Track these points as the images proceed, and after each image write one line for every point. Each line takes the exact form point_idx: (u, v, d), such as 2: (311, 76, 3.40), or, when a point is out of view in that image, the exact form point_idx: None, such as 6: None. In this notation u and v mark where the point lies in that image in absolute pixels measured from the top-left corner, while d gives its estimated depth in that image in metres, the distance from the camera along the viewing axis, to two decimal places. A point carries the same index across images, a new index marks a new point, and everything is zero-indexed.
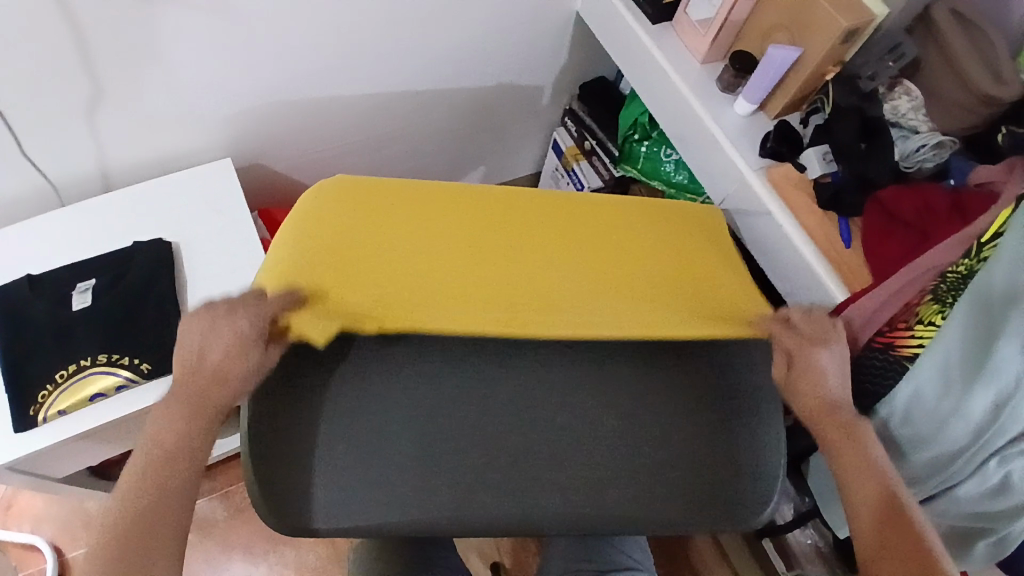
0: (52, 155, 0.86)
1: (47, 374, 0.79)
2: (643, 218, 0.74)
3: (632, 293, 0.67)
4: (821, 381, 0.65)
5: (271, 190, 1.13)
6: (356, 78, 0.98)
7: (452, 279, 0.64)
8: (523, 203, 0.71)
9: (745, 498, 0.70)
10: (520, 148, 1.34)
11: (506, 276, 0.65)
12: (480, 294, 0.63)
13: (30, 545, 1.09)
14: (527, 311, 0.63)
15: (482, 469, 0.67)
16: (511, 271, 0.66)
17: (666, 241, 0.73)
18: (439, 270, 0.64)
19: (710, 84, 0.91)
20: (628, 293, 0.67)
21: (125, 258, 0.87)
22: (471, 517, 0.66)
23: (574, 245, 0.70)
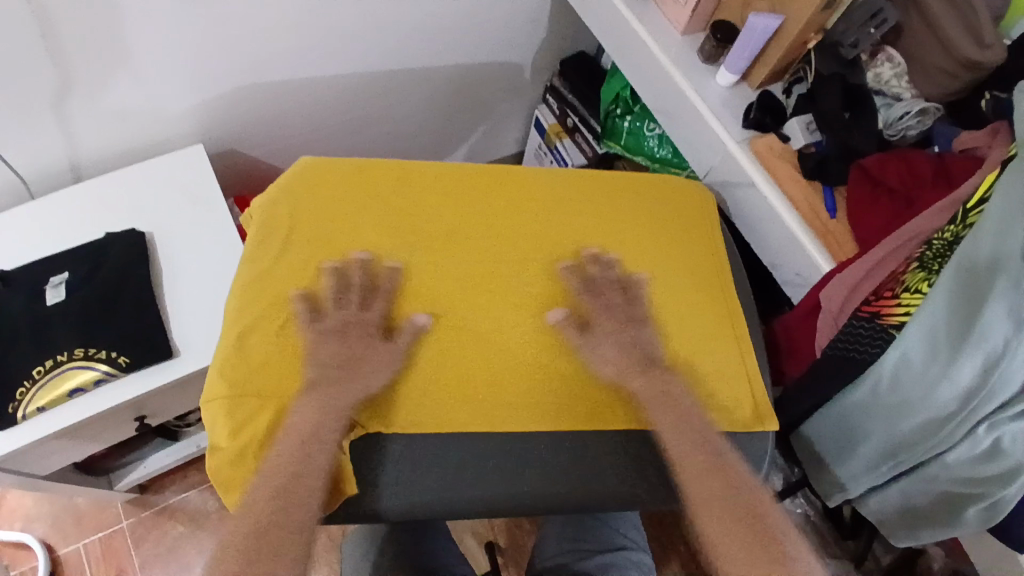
0: (21, 147, 0.83)
1: (23, 372, 0.77)
2: (617, 274, 0.78)
3: (584, 375, 0.73)
4: None
5: (247, 176, 1.10)
6: (330, 59, 0.96)
7: (421, 365, 0.70)
8: (487, 280, 0.75)
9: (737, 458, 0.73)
10: (502, 128, 1.32)
11: (464, 362, 0.71)
12: (442, 385, 0.70)
13: (21, 545, 1.08)
14: (485, 399, 0.70)
15: (481, 451, 0.70)
16: (475, 353, 0.72)
17: (639, 300, 0.77)
18: (406, 358, 0.70)
19: (691, 55, 0.90)
20: (586, 368, 0.73)
21: (99, 249, 0.85)
22: (463, 499, 0.68)
23: (539, 320, 0.74)
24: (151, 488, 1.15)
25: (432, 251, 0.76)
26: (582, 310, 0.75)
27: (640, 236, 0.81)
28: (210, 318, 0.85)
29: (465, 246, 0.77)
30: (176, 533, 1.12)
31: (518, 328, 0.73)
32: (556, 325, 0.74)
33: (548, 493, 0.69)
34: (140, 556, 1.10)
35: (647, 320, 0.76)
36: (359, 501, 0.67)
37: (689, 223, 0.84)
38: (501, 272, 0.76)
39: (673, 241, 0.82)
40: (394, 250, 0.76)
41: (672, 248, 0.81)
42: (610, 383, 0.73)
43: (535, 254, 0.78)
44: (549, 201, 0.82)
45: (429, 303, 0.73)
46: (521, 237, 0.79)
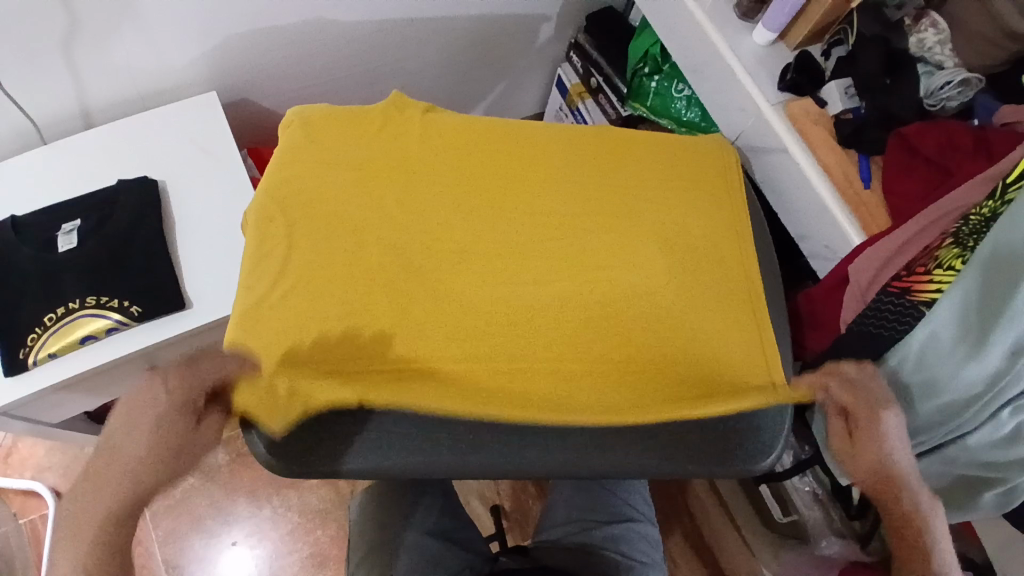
0: (31, 89, 0.80)
1: (35, 317, 0.76)
2: (651, 253, 0.72)
3: (625, 361, 0.66)
4: (883, 446, 0.59)
5: (259, 127, 1.07)
6: (349, 7, 0.93)
7: (448, 348, 0.65)
8: (514, 259, 0.70)
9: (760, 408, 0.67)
10: (522, 86, 1.27)
11: (495, 345, 0.65)
12: (473, 369, 0.64)
13: (33, 490, 1.10)
14: (520, 386, 0.64)
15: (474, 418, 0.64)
16: (507, 335, 0.66)
17: (673, 281, 0.71)
18: (431, 340, 0.65)
19: (727, 10, 0.85)
20: (627, 354, 0.66)
21: (111, 197, 0.83)
22: (459, 463, 0.63)
23: (574, 297, 0.68)
24: None
25: (451, 231, 0.70)
26: (613, 275, 0.70)
27: (667, 211, 0.75)
28: (221, 271, 0.83)
29: (487, 225, 0.71)
30: (187, 484, 1.13)
31: (547, 290, 0.69)
32: (591, 303, 0.68)
33: (554, 460, 0.64)
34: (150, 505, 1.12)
35: (676, 281, 0.71)
36: (357, 462, 0.62)
37: (711, 187, 0.78)
38: (526, 250, 0.71)
39: (702, 218, 0.75)
40: (410, 230, 0.70)
41: (700, 223, 0.75)
42: (650, 375, 0.66)
43: (561, 232, 0.72)
44: (571, 162, 0.77)
45: (453, 284, 0.68)
46: (547, 215, 0.73)
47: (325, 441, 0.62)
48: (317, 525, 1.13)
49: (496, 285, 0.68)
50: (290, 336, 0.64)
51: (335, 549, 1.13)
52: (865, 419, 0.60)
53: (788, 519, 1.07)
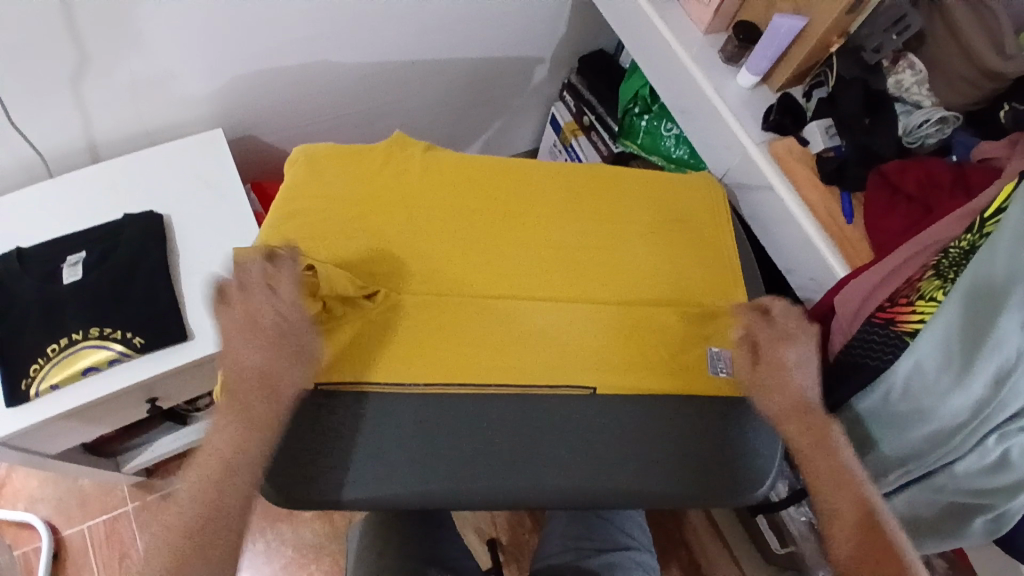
0: (42, 125, 0.84)
1: (39, 348, 0.77)
2: (642, 270, 0.75)
3: (621, 371, 0.69)
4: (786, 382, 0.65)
5: (262, 164, 1.10)
6: (352, 49, 0.97)
7: (452, 359, 0.68)
8: (513, 278, 0.73)
9: (721, 355, 0.71)
10: (518, 124, 1.31)
11: (497, 358, 0.69)
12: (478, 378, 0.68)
13: (26, 523, 1.09)
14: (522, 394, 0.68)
15: (470, 448, 0.66)
16: (509, 350, 0.69)
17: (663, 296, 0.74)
18: (437, 353, 0.68)
19: (712, 54, 0.89)
20: (622, 365, 0.70)
21: (116, 230, 0.85)
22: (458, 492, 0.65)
23: (572, 312, 0.71)
24: (158, 471, 1.15)
25: (451, 253, 0.73)
26: (608, 289, 0.74)
27: (657, 231, 0.78)
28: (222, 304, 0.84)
29: (486, 247, 0.74)
30: None
31: (546, 305, 0.72)
32: (587, 319, 0.71)
33: (548, 489, 0.66)
34: (143, 539, 1.10)
35: (667, 295, 0.74)
36: (356, 490, 0.64)
37: (698, 211, 0.80)
38: (524, 268, 0.74)
39: (689, 237, 0.78)
40: (411, 254, 0.73)
41: (688, 242, 0.78)
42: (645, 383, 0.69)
43: (556, 253, 0.75)
44: (565, 194, 0.79)
45: (456, 302, 0.71)
46: (543, 235, 0.76)
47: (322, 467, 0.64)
48: (310, 559, 1.12)
49: (496, 301, 0.71)
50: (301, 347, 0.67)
51: None
52: (766, 351, 0.66)
53: (785, 549, 1.08)
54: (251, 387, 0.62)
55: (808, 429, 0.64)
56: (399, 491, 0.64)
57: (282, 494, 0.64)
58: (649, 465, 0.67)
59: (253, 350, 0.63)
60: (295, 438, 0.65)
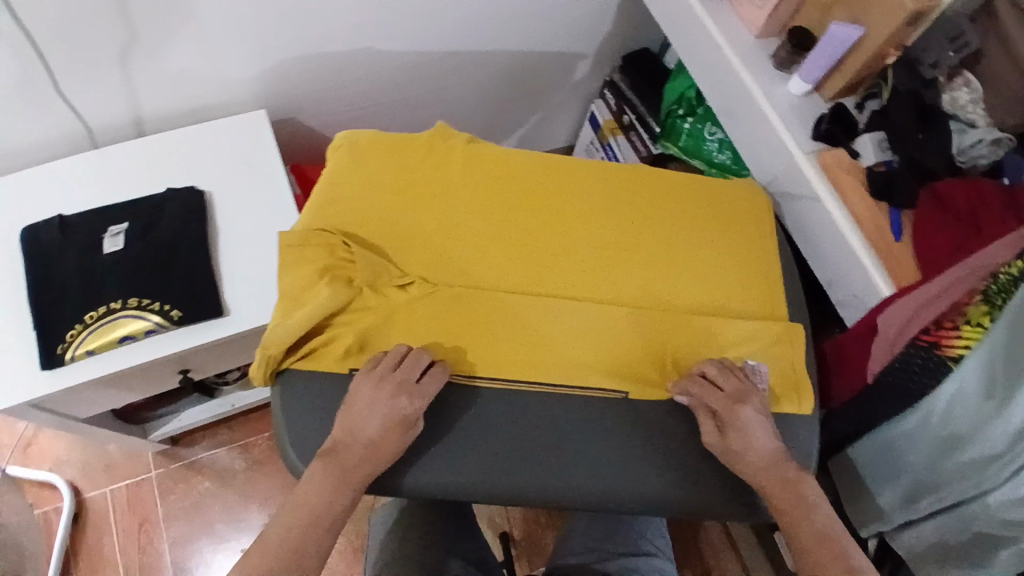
0: (89, 96, 0.84)
1: (77, 315, 0.79)
2: (683, 278, 0.74)
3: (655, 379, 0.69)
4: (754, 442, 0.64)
5: (301, 146, 1.11)
6: (397, 36, 0.96)
7: (486, 356, 0.68)
8: (552, 278, 0.72)
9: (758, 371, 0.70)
10: (556, 119, 1.30)
11: (531, 358, 0.68)
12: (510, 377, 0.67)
13: (51, 484, 1.11)
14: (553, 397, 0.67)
15: (501, 444, 0.65)
16: (543, 351, 0.68)
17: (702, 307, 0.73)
18: (470, 349, 0.68)
19: (764, 59, 0.87)
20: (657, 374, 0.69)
21: (158, 204, 0.86)
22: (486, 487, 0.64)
23: (609, 317, 0.71)
24: (182, 441, 1.16)
25: (491, 249, 0.73)
26: (647, 295, 0.73)
27: (699, 239, 0.77)
28: (260, 282, 0.84)
29: (525, 245, 0.74)
30: (203, 487, 1.14)
31: (584, 307, 0.71)
32: (624, 324, 0.71)
33: (576, 491, 0.65)
34: (165, 506, 1.12)
35: (706, 306, 0.73)
36: (386, 478, 0.64)
37: (742, 221, 0.79)
38: (563, 269, 0.73)
39: (733, 247, 0.77)
40: (451, 247, 0.72)
41: (731, 253, 0.76)
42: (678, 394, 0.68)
43: (596, 255, 0.74)
44: (604, 194, 0.78)
45: (492, 299, 0.70)
46: (583, 237, 0.75)
47: None
48: None
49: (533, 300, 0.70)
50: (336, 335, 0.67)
51: (343, 566, 1.13)
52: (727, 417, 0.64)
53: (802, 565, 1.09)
54: (340, 448, 0.61)
55: (767, 467, 0.63)
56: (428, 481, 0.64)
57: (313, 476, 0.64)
58: (680, 472, 0.66)
59: (369, 415, 0.62)
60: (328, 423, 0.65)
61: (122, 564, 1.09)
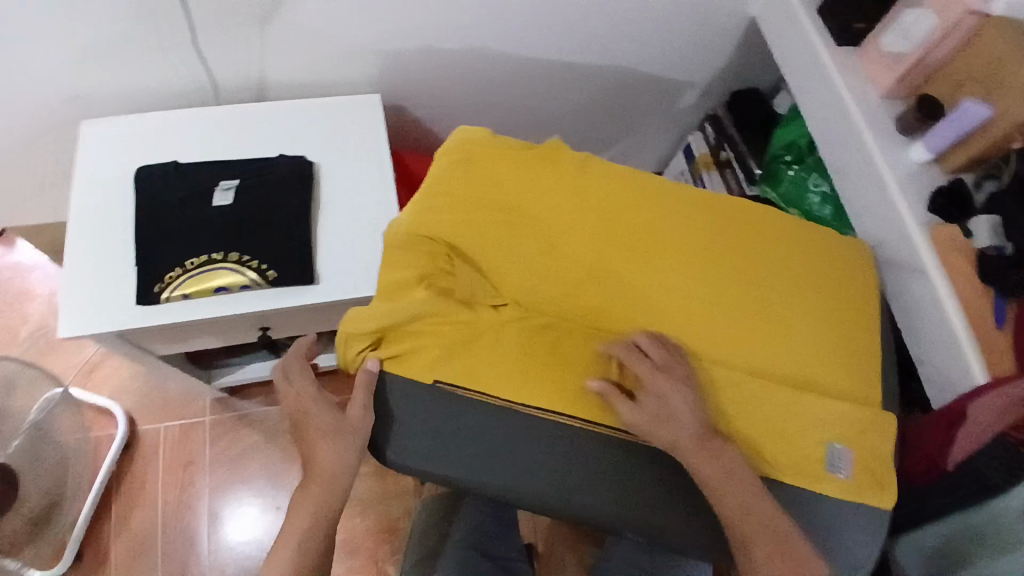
0: (222, 53, 0.88)
1: (178, 259, 0.82)
2: (777, 341, 0.73)
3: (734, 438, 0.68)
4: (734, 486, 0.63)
5: (402, 132, 1.13)
6: (518, 42, 0.97)
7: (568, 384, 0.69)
8: (646, 317, 0.72)
9: (841, 455, 0.69)
10: (649, 144, 1.31)
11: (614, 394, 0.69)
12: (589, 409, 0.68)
13: (107, 411, 1.16)
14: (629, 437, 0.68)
15: (567, 459, 0.67)
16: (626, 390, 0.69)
17: (791, 374, 0.72)
18: (556, 376, 0.69)
19: (887, 120, 0.85)
20: (737, 433, 0.69)
21: (269, 166, 0.88)
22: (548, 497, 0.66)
23: (699, 368, 0.70)
24: (237, 393, 1.20)
25: (589, 278, 0.73)
26: (738, 351, 0.72)
27: (801, 303, 0.75)
28: (352, 258, 0.86)
29: (624, 279, 0.73)
30: (250, 440, 1.17)
31: (674, 353, 0.71)
32: (711, 378, 0.70)
33: (630, 515, 0.67)
34: (211, 452, 1.16)
35: (796, 373, 0.72)
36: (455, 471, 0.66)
37: (846, 294, 0.77)
38: (659, 310, 0.72)
39: (833, 318, 0.75)
40: (550, 269, 0.73)
41: (831, 324, 0.75)
42: (754, 457, 0.68)
43: (693, 301, 0.73)
44: (708, 239, 0.77)
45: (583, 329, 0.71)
46: (683, 280, 0.74)
47: (428, 441, 0.67)
48: (356, 514, 1.16)
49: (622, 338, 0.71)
50: (426, 340, 0.70)
51: (367, 542, 1.15)
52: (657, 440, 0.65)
53: None
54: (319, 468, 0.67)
55: (766, 527, 0.61)
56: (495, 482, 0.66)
57: (390, 457, 0.67)
58: None
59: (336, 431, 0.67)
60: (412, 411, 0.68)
61: (161, 500, 1.13)
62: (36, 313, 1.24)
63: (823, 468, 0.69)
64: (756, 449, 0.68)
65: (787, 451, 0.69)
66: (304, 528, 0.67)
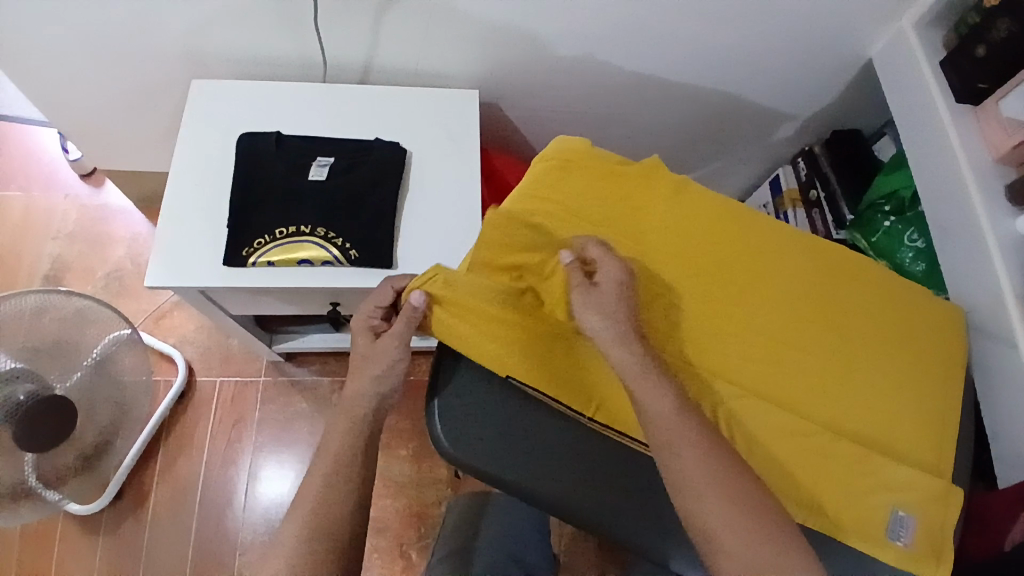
0: (338, 34, 0.91)
1: (269, 226, 0.84)
2: (852, 395, 0.71)
3: (796, 488, 0.66)
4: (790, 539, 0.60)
5: (491, 130, 1.14)
6: (622, 58, 0.98)
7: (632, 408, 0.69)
8: (721, 352, 0.71)
9: (904, 522, 0.66)
10: (733, 171, 1.30)
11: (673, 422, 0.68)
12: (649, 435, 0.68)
13: (170, 358, 1.21)
14: None
15: (624, 482, 0.66)
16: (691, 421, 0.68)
17: (863, 432, 0.70)
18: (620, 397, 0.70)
19: (997, 185, 0.82)
20: (799, 484, 0.67)
21: (366, 148, 0.91)
22: (601, 518, 0.65)
23: (769, 411, 0.69)
24: (293, 359, 1.23)
25: (669, 302, 0.72)
26: (811, 400, 0.70)
27: (881, 362, 0.73)
28: (435, 247, 0.88)
29: (704, 309, 0.72)
30: (298, 406, 1.21)
31: (744, 391, 0.70)
32: (781, 423, 0.68)
33: (680, 549, 0.65)
34: (260, 412, 1.20)
35: (867, 431, 0.70)
36: (511, 474, 0.65)
37: (929, 360, 0.75)
38: (735, 346, 0.71)
39: (913, 381, 0.73)
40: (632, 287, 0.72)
41: (911, 388, 0.73)
42: (814, 512, 0.66)
43: (771, 342, 0.72)
44: (794, 281, 0.75)
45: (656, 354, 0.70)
46: (763, 319, 0.73)
47: (488, 440, 0.66)
48: (389, 494, 1.19)
49: (693, 369, 0.70)
50: (499, 338, 0.69)
51: (395, 523, 1.17)
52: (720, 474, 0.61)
53: None
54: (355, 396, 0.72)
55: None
56: (551, 491, 0.65)
57: (447, 448, 0.66)
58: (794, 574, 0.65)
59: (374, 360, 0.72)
60: (476, 407, 0.68)
61: (207, 451, 1.17)
62: (114, 255, 1.30)
63: (885, 534, 0.66)
64: (818, 504, 0.66)
65: (849, 510, 0.66)
66: (336, 459, 0.69)
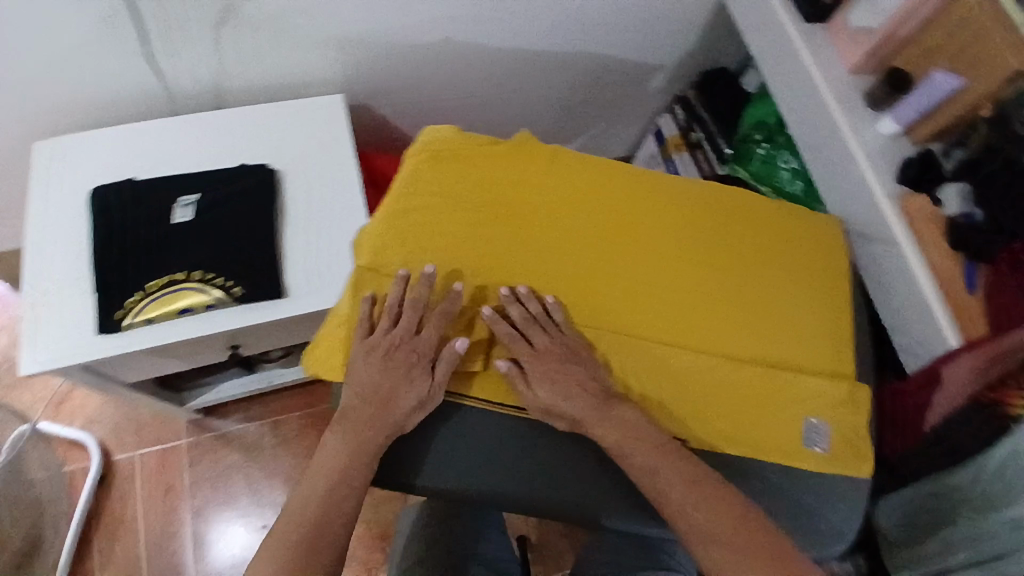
0: (176, 62, 0.85)
1: (140, 282, 0.78)
2: (756, 320, 0.72)
3: (714, 420, 0.67)
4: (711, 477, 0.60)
5: (368, 132, 1.10)
6: (481, 35, 0.96)
7: None
8: (625, 304, 0.71)
9: (819, 429, 0.68)
10: (620, 127, 1.30)
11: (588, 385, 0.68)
12: None
13: (80, 444, 1.12)
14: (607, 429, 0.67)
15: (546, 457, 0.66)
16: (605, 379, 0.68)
17: (773, 353, 0.71)
18: None
19: (854, 94, 0.85)
20: (716, 414, 0.68)
21: (230, 177, 0.85)
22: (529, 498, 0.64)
23: (680, 352, 0.69)
24: (215, 413, 1.17)
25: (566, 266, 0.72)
26: (718, 332, 0.71)
27: (779, 282, 0.75)
28: (324, 264, 0.84)
29: (601, 265, 0.72)
30: (231, 458, 1.14)
31: (652, 338, 0.70)
32: (690, 363, 0.69)
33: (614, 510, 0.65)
34: (191, 475, 1.13)
35: (776, 351, 0.71)
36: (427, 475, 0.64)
37: (821, 273, 0.77)
38: (637, 296, 0.71)
39: (810, 295, 0.75)
40: (527, 260, 0.71)
41: (809, 303, 0.74)
42: (734, 439, 0.67)
43: (671, 285, 0.72)
44: (686, 221, 0.76)
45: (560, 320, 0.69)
46: (659, 263, 0.73)
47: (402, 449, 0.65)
48: None
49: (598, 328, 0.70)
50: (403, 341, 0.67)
51: (358, 550, 1.13)
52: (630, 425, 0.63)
53: None
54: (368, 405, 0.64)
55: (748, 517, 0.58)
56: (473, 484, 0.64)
57: None
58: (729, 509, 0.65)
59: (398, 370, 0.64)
60: None
61: (142, 529, 1.09)
62: None
63: (804, 445, 0.68)
64: (737, 431, 0.67)
65: (767, 430, 0.68)
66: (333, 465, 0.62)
